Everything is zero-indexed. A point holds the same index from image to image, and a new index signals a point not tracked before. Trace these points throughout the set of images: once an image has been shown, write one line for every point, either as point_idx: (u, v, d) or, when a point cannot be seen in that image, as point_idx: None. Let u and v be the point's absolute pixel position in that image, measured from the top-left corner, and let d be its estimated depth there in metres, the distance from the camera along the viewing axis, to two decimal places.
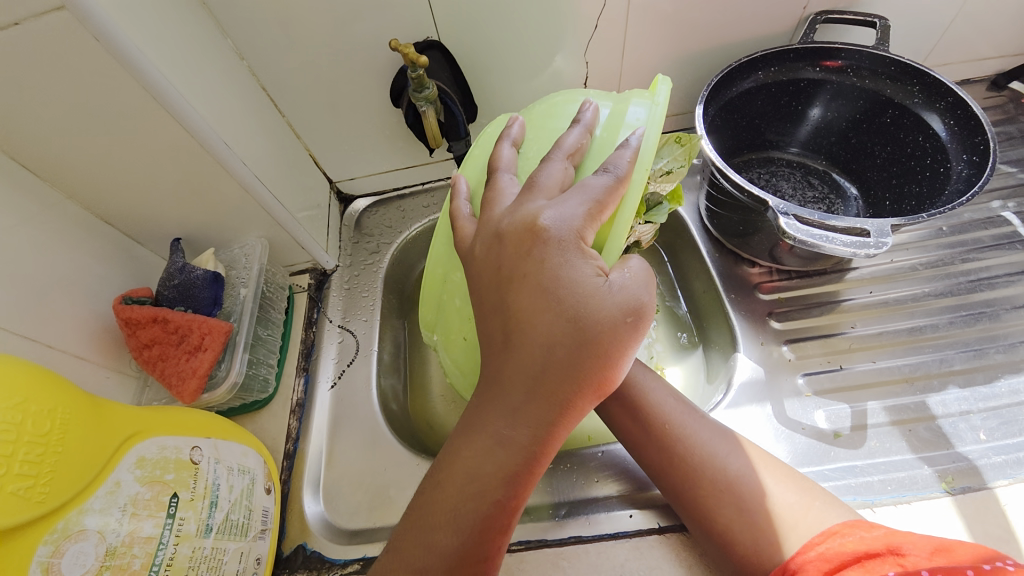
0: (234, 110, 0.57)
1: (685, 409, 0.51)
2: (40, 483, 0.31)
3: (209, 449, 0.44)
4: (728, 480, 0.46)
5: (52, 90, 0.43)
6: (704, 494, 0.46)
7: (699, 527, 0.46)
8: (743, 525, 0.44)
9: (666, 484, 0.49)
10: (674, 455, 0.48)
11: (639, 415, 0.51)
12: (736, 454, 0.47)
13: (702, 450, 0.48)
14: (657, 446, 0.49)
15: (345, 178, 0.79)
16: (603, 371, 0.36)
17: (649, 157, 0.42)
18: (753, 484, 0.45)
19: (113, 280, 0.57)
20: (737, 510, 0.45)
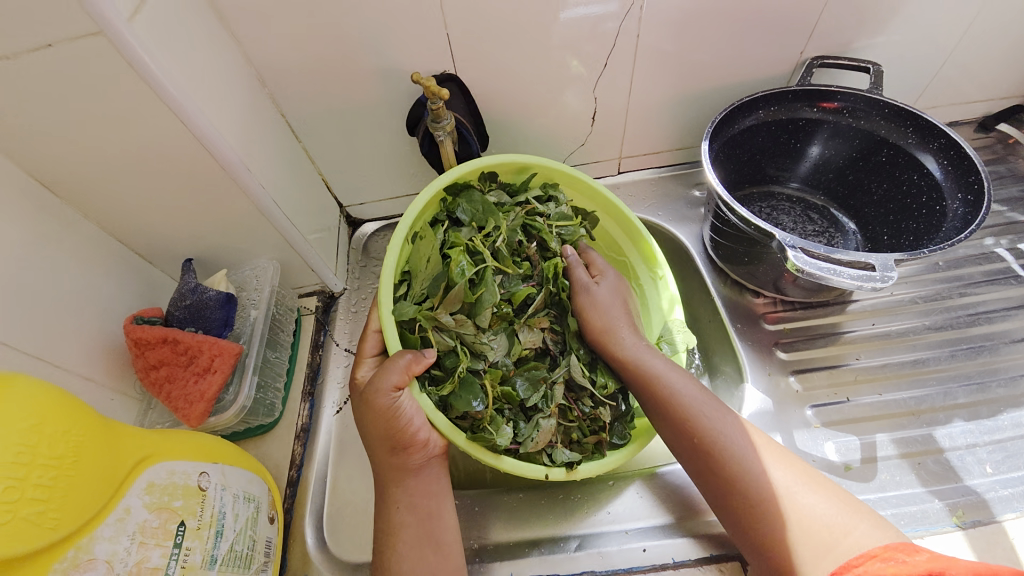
0: (256, 134, 0.58)
1: (725, 418, 0.50)
2: (52, 509, 0.30)
3: (215, 476, 0.44)
4: (768, 495, 0.46)
5: (81, 110, 0.44)
6: (738, 506, 0.46)
7: (741, 539, 0.46)
8: (781, 543, 0.44)
9: (706, 494, 0.49)
10: (712, 469, 0.48)
11: (678, 428, 0.51)
12: (775, 469, 0.47)
13: (738, 464, 0.48)
14: (695, 455, 0.50)
15: (355, 203, 0.80)
16: (382, 425, 0.50)
17: (388, 277, 0.58)
18: (795, 501, 0.45)
19: (121, 299, 0.57)
20: (777, 525, 0.45)
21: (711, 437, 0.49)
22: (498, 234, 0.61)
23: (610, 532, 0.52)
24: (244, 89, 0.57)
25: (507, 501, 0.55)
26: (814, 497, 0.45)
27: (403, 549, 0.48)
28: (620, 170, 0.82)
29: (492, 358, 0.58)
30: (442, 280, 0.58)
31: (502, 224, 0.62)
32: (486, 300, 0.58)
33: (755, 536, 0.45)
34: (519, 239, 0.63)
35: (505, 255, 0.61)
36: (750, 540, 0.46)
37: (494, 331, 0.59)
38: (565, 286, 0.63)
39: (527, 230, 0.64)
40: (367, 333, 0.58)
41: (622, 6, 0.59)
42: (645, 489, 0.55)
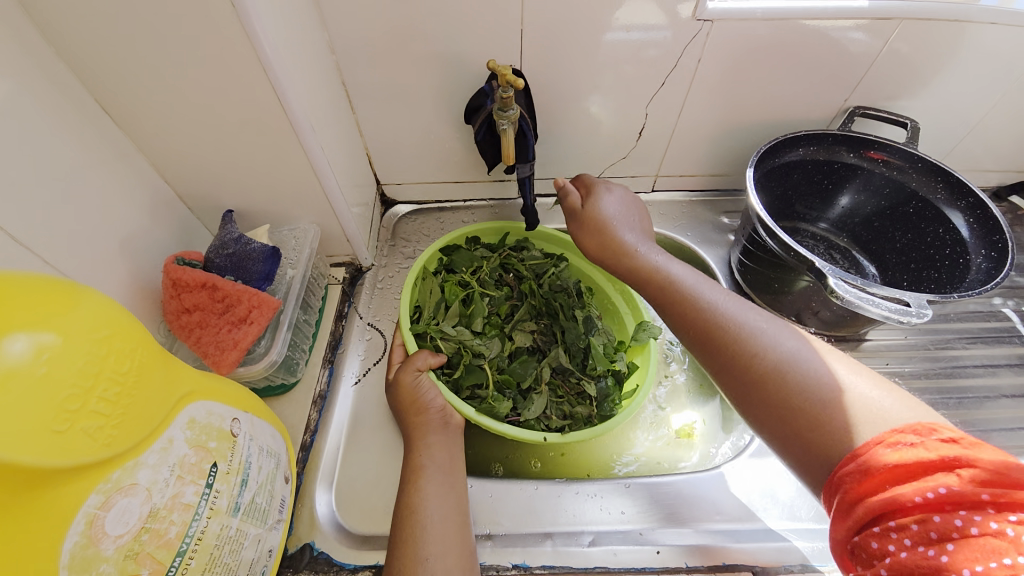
0: (321, 97, 0.58)
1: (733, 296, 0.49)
2: (109, 425, 0.29)
3: (244, 424, 0.43)
4: (781, 358, 0.41)
5: (167, 42, 0.44)
6: (748, 372, 0.42)
7: (757, 414, 0.41)
8: (796, 401, 0.39)
9: (716, 376, 0.45)
10: (714, 337, 0.45)
11: (677, 303, 0.49)
12: (787, 337, 0.43)
13: (743, 330, 0.44)
14: (700, 328, 0.47)
15: (393, 183, 0.79)
16: (411, 394, 0.54)
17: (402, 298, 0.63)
18: (814, 364, 0.40)
19: (160, 240, 0.56)
20: (796, 388, 0.39)
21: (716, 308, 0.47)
22: (478, 270, 0.68)
23: (625, 531, 0.52)
24: (318, 50, 0.57)
25: (523, 491, 0.55)
26: (833, 363, 0.40)
27: (426, 487, 0.47)
28: (654, 188, 0.84)
29: (490, 355, 0.61)
30: (442, 301, 0.65)
31: (484, 264, 0.70)
32: (479, 310, 0.63)
33: (778, 408, 0.40)
34: (497, 271, 0.69)
35: (488, 281, 0.68)
36: (774, 415, 0.40)
37: (488, 336, 0.63)
38: (543, 294, 0.67)
39: (506, 265, 0.70)
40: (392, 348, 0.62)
41: (692, 30, 0.61)
42: (658, 489, 0.55)
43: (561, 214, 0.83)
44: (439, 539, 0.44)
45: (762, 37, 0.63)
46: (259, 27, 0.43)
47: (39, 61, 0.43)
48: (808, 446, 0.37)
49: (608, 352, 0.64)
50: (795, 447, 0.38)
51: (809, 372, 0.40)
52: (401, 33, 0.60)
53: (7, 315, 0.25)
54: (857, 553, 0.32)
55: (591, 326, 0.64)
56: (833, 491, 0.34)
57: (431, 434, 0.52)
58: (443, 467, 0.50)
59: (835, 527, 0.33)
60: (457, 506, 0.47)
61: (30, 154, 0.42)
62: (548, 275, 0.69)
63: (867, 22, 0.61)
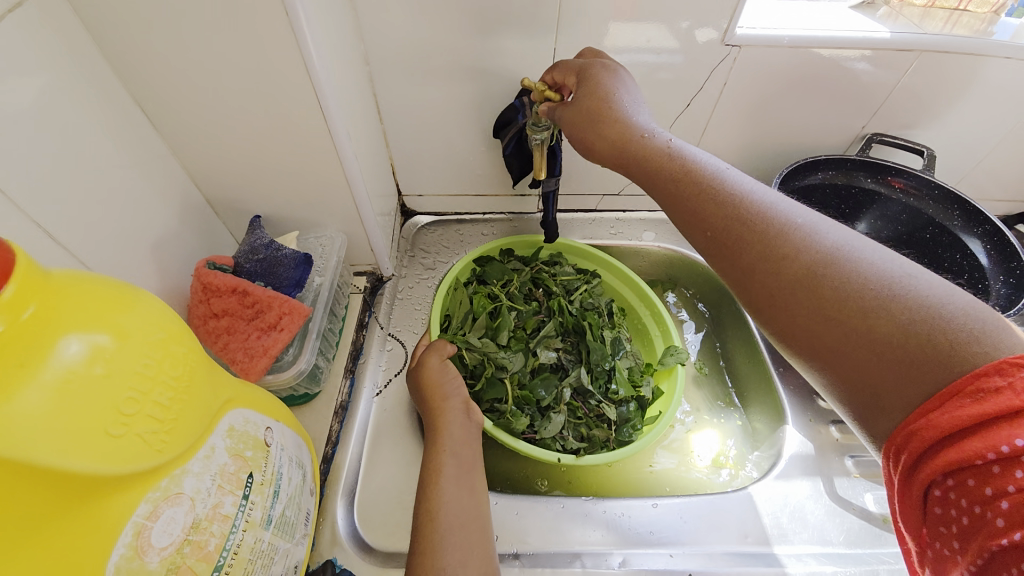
0: (356, 107, 0.58)
1: (760, 188, 0.42)
2: (162, 431, 0.28)
3: (276, 434, 0.42)
4: (839, 258, 0.36)
5: (217, 48, 0.44)
6: (795, 270, 0.37)
7: (805, 316, 0.36)
8: (858, 296, 0.34)
9: (753, 276, 0.39)
10: (752, 234, 0.39)
11: (703, 196, 0.42)
12: (827, 229, 0.38)
13: (783, 226, 0.39)
14: (738, 231, 0.40)
15: (414, 193, 0.79)
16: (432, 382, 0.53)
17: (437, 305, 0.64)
18: (875, 261, 0.36)
19: (189, 243, 0.55)
20: (866, 293, 0.34)
21: (754, 208, 0.40)
22: (507, 282, 0.69)
23: (654, 552, 0.51)
24: (355, 60, 0.57)
25: (549, 508, 0.54)
26: (885, 255, 0.36)
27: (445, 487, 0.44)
28: None
29: (513, 369, 0.61)
30: (472, 314, 0.65)
31: (515, 278, 0.71)
32: (505, 323, 0.63)
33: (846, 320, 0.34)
34: (524, 284, 0.70)
35: (517, 295, 0.68)
36: (839, 329, 0.35)
37: (512, 349, 0.63)
38: (569, 317, 0.66)
39: (535, 280, 0.71)
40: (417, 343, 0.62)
41: (720, 54, 0.63)
42: (686, 510, 0.54)
43: (579, 229, 0.81)
44: (453, 534, 0.41)
45: (787, 64, 0.64)
46: (309, 34, 0.44)
47: (86, 59, 0.43)
48: (877, 348, 0.33)
49: (634, 376, 0.66)
50: (869, 361, 0.33)
51: (872, 270, 0.35)
52: (438, 47, 0.60)
53: (63, 317, 0.25)
54: (920, 516, 0.30)
55: (618, 353, 0.66)
56: (892, 447, 0.31)
57: (454, 420, 0.50)
58: (457, 456, 0.47)
59: (894, 490, 0.32)
60: (476, 502, 0.44)
61: (73, 151, 0.41)
62: (579, 294, 0.70)
63: (870, 53, 0.63)
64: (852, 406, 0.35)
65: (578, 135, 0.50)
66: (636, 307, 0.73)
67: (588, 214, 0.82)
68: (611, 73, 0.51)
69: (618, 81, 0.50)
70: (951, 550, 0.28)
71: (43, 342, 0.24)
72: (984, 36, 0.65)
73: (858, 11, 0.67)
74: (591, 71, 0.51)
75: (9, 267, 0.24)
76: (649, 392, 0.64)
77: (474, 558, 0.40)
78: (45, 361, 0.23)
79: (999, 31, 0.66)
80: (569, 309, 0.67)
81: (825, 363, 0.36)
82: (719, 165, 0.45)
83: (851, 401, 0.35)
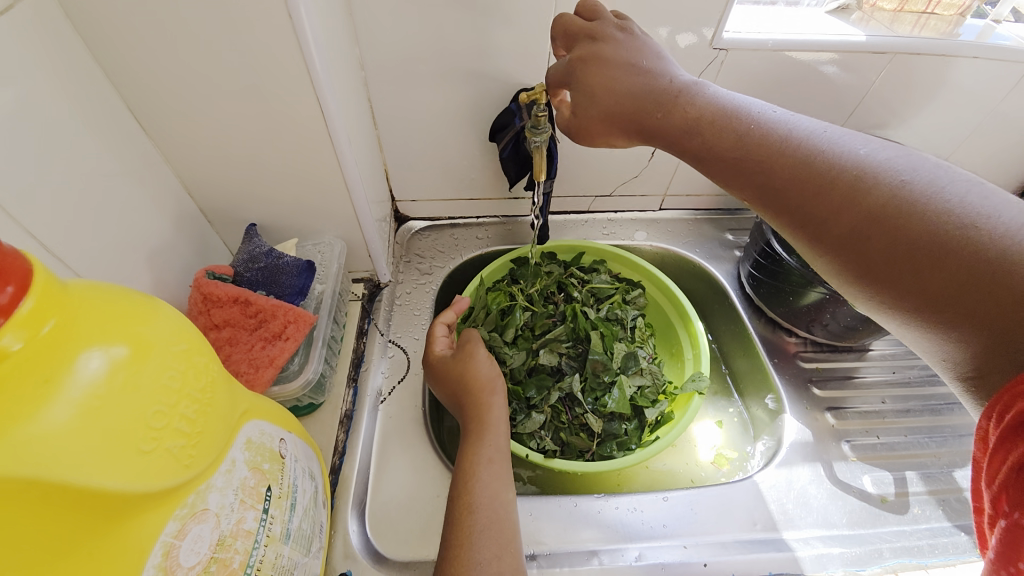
0: (353, 110, 0.57)
1: (819, 130, 0.40)
2: (190, 445, 0.27)
3: (290, 445, 0.41)
4: (913, 204, 0.34)
5: (216, 53, 0.43)
6: (859, 213, 0.36)
7: (877, 260, 0.35)
8: (933, 233, 0.33)
9: (813, 225, 0.38)
10: (808, 181, 0.38)
11: (749, 149, 0.41)
12: (892, 164, 0.36)
13: (841, 167, 0.37)
14: (792, 192, 0.39)
15: (407, 198, 0.78)
16: (472, 375, 0.53)
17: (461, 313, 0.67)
18: (955, 199, 0.33)
19: (184, 254, 0.54)
20: (943, 245, 0.32)
21: (811, 163, 0.38)
22: (533, 284, 0.72)
23: (667, 544, 0.52)
24: (351, 63, 0.57)
25: (562, 507, 0.54)
26: (961, 182, 0.34)
27: (479, 486, 0.44)
28: (661, 207, 0.83)
29: (510, 365, 0.66)
30: (492, 309, 0.69)
31: (545, 279, 0.73)
32: (515, 321, 0.67)
33: (920, 277, 0.33)
34: (550, 287, 0.72)
35: (537, 298, 0.71)
36: (912, 287, 0.34)
37: (517, 347, 0.67)
38: (584, 325, 0.68)
39: (563, 285, 0.73)
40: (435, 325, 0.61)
41: (707, 57, 0.65)
42: (695, 502, 0.55)
43: (572, 231, 0.82)
44: (486, 528, 0.41)
45: (770, 65, 0.67)
46: (312, 36, 0.43)
47: (76, 63, 0.41)
48: (958, 284, 0.32)
49: (644, 396, 0.65)
50: (951, 300, 0.32)
51: (948, 210, 0.33)
52: (433, 51, 0.60)
53: (84, 329, 0.24)
54: (1004, 480, 0.29)
55: (629, 370, 0.66)
56: (996, 406, 0.29)
57: (499, 415, 0.51)
58: (499, 450, 0.48)
59: (986, 450, 0.30)
60: (512, 495, 0.45)
61: (65, 158, 0.40)
62: (608, 307, 0.72)
63: (837, 56, 0.67)
64: (940, 350, 0.34)
65: (598, 131, 0.50)
66: (675, 326, 0.73)
67: (580, 216, 0.82)
68: (612, 42, 0.47)
69: (634, 36, 0.48)
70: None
71: (64, 357, 0.23)
72: (950, 37, 0.69)
73: (834, 16, 0.71)
74: (584, 58, 0.47)
75: (26, 279, 0.23)
76: (654, 413, 0.64)
77: (507, 552, 0.40)
78: (68, 377, 0.22)
79: (964, 32, 0.70)
80: (586, 317, 0.69)
81: (907, 318, 0.35)
82: (766, 112, 0.43)
83: (938, 356, 0.35)
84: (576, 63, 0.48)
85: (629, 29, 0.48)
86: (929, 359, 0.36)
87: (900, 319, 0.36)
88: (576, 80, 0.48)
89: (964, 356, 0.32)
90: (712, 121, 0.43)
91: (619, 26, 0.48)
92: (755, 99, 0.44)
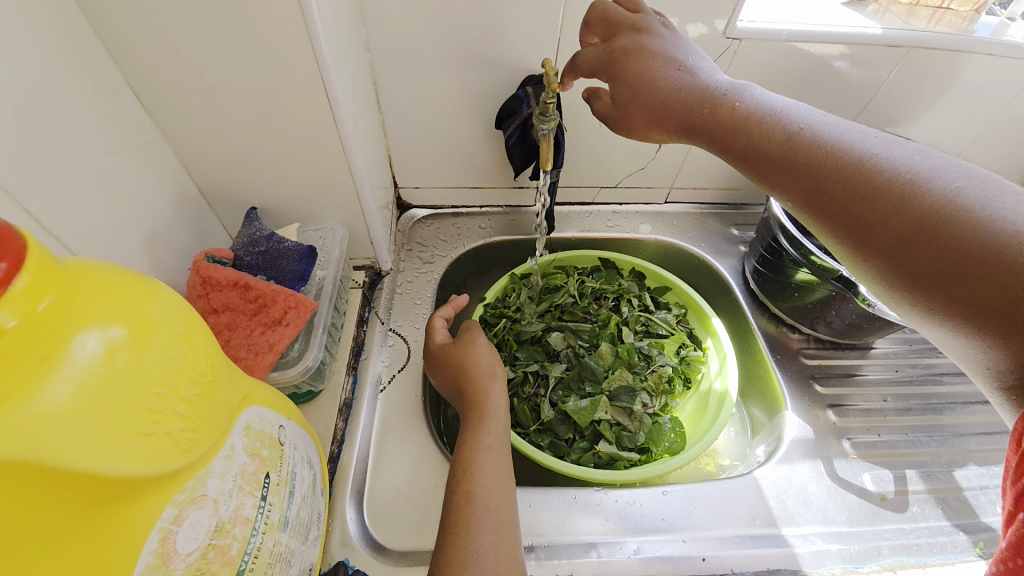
0: (357, 93, 0.56)
1: (867, 136, 0.39)
2: (190, 430, 0.27)
3: (289, 432, 0.40)
4: (967, 213, 0.32)
5: (219, 29, 0.42)
6: (912, 217, 0.34)
7: (924, 268, 0.34)
8: (988, 244, 0.31)
9: (859, 228, 0.37)
10: (857, 185, 0.37)
11: (792, 149, 0.40)
12: (947, 173, 0.34)
13: (895, 173, 0.36)
14: (834, 194, 0.38)
15: (410, 186, 0.77)
16: (473, 363, 0.53)
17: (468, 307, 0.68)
18: (1015, 210, 0.31)
19: (183, 237, 0.53)
20: (999, 257, 0.30)
21: (856, 168, 0.37)
22: (594, 280, 0.75)
23: (667, 538, 0.52)
24: (357, 44, 0.55)
25: (561, 499, 0.54)
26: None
27: (478, 479, 0.44)
28: (667, 200, 0.82)
29: (525, 327, 0.70)
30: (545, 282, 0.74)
31: (610, 286, 0.75)
32: (557, 298, 0.73)
33: (972, 289, 0.31)
34: (605, 292, 0.74)
35: (587, 293, 0.74)
36: (961, 300, 0.32)
37: (540, 319, 0.72)
38: (611, 334, 0.69)
39: (620, 298, 0.74)
40: (434, 318, 0.61)
41: (719, 46, 0.63)
42: (695, 498, 0.55)
43: (576, 222, 0.81)
44: (485, 515, 0.41)
45: (784, 56, 0.65)
46: (318, 13, 0.42)
47: (74, 35, 0.40)
48: (1016, 296, 0.29)
49: (627, 436, 0.62)
50: (1007, 315, 0.30)
51: (1007, 221, 0.31)
52: (440, 34, 0.59)
53: (81, 307, 0.23)
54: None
55: (617, 400, 0.64)
56: None
57: (498, 401, 0.51)
58: (498, 437, 0.48)
59: (1020, 448, 0.28)
60: (510, 482, 0.45)
61: (62, 134, 0.39)
62: (648, 342, 0.71)
63: (850, 49, 0.65)
64: (988, 368, 0.32)
65: (639, 125, 0.50)
66: (707, 393, 0.69)
67: (585, 207, 0.81)
68: (658, 36, 0.47)
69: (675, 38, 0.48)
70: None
71: (60, 336, 0.22)
72: (964, 33, 0.68)
73: (849, 7, 0.70)
74: (627, 48, 0.46)
75: (22, 256, 0.22)
76: (609, 449, 0.60)
77: (504, 541, 0.40)
78: (65, 356, 0.22)
79: (980, 28, 0.69)
80: (618, 326, 0.71)
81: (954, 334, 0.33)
82: (813, 116, 0.41)
83: (983, 373, 0.33)
84: (615, 50, 0.47)
85: (673, 30, 0.48)
86: (973, 377, 0.34)
87: (946, 331, 0.34)
88: (615, 69, 0.48)
89: (1011, 373, 0.30)
90: (757, 124, 0.43)
91: (664, 25, 0.48)
92: (801, 102, 0.43)
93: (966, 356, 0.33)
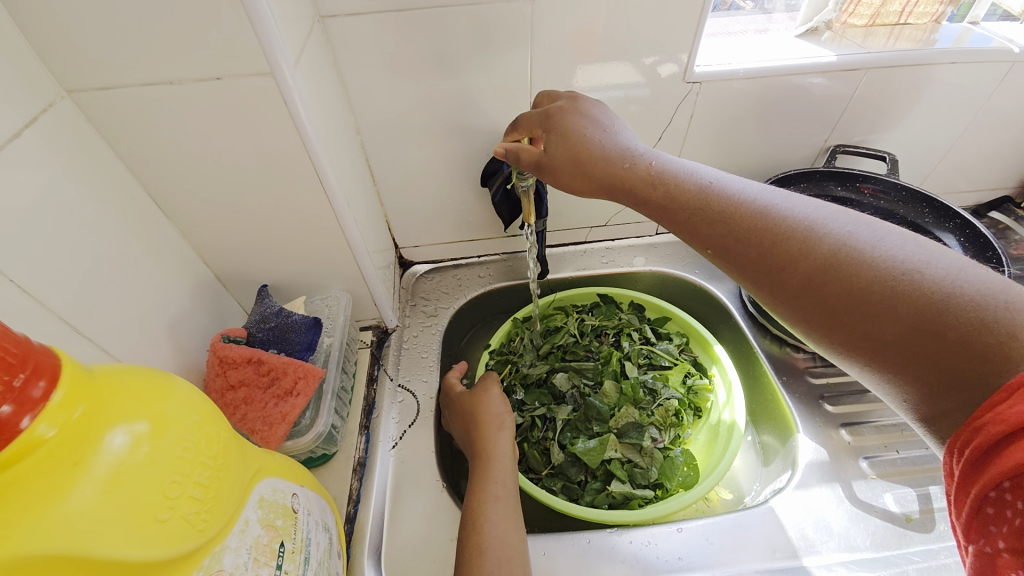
0: (351, 172, 0.61)
1: (765, 192, 0.43)
2: (203, 510, 0.30)
3: (302, 499, 0.42)
4: (858, 257, 0.36)
5: (223, 139, 0.47)
6: (816, 262, 0.37)
7: (834, 306, 0.36)
8: (881, 284, 0.34)
9: (774, 274, 0.40)
10: (766, 236, 0.40)
11: (705, 205, 0.44)
12: (836, 222, 0.39)
13: (794, 224, 0.39)
14: (747, 245, 0.41)
15: (410, 245, 0.82)
16: (484, 413, 0.55)
17: None
18: (896, 253, 0.35)
19: (201, 320, 0.57)
20: (893, 295, 0.34)
21: (763, 219, 0.41)
22: (592, 318, 0.78)
23: None
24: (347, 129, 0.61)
25: (576, 545, 0.54)
26: (898, 238, 0.37)
27: (488, 530, 0.45)
28: (657, 232, 0.85)
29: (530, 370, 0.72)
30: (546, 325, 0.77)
31: (609, 322, 0.77)
32: (557, 338, 0.75)
33: (878, 323, 0.35)
34: (605, 328, 0.76)
35: (587, 331, 0.77)
36: (873, 333, 0.35)
37: (544, 360, 0.74)
38: (614, 369, 0.71)
39: (621, 332, 0.76)
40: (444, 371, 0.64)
41: (682, 91, 0.68)
42: (710, 532, 0.55)
43: (571, 262, 0.84)
44: (498, 568, 0.42)
45: (748, 90, 0.69)
46: (307, 117, 0.47)
47: (100, 161, 0.46)
48: (911, 328, 0.33)
49: (640, 474, 0.63)
50: (908, 347, 0.33)
51: (891, 263, 0.35)
52: (423, 111, 0.64)
53: (108, 410, 0.27)
54: (969, 511, 0.29)
55: (626, 438, 0.65)
56: (957, 441, 0.30)
57: (504, 448, 0.53)
58: (505, 486, 0.49)
59: (955, 483, 0.30)
60: (521, 534, 0.46)
61: (92, 246, 0.44)
62: (653, 374, 0.72)
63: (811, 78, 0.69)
64: (902, 394, 0.35)
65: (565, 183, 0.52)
66: (717, 425, 0.69)
67: (578, 247, 0.84)
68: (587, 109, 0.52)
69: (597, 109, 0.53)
70: (996, 548, 0.28)
71: (91, 439, 0.25)
72: (925, 46, 0.70)
73: (804, 38, 0.73)
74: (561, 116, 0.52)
75: (57, 373, 0.26)
76: (622, 489, 0.61)
77: None
78: (95, 457, 0.25)
79: (941, 39, 0.72)
80: (620, 360, 0.72)
81: (868, 365, 0.36)
82: (718, 177, 0.46)
83: (899, 399, 0.36)
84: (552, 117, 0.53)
85: (598, 104, 0.54)
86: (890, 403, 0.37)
87: (859, 362, 0.37)
88: (554, 128, 0.52)
89: (921, 396, 0.33)
90: (673, 184, 0.46)
91: (592, 100, 0.54)
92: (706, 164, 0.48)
93: (884, 386, 0.36)
